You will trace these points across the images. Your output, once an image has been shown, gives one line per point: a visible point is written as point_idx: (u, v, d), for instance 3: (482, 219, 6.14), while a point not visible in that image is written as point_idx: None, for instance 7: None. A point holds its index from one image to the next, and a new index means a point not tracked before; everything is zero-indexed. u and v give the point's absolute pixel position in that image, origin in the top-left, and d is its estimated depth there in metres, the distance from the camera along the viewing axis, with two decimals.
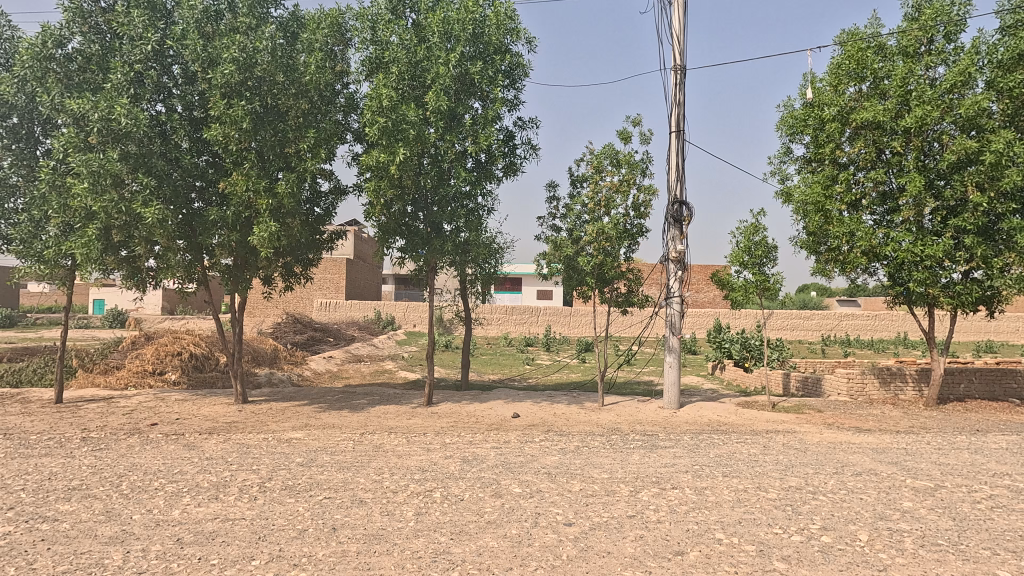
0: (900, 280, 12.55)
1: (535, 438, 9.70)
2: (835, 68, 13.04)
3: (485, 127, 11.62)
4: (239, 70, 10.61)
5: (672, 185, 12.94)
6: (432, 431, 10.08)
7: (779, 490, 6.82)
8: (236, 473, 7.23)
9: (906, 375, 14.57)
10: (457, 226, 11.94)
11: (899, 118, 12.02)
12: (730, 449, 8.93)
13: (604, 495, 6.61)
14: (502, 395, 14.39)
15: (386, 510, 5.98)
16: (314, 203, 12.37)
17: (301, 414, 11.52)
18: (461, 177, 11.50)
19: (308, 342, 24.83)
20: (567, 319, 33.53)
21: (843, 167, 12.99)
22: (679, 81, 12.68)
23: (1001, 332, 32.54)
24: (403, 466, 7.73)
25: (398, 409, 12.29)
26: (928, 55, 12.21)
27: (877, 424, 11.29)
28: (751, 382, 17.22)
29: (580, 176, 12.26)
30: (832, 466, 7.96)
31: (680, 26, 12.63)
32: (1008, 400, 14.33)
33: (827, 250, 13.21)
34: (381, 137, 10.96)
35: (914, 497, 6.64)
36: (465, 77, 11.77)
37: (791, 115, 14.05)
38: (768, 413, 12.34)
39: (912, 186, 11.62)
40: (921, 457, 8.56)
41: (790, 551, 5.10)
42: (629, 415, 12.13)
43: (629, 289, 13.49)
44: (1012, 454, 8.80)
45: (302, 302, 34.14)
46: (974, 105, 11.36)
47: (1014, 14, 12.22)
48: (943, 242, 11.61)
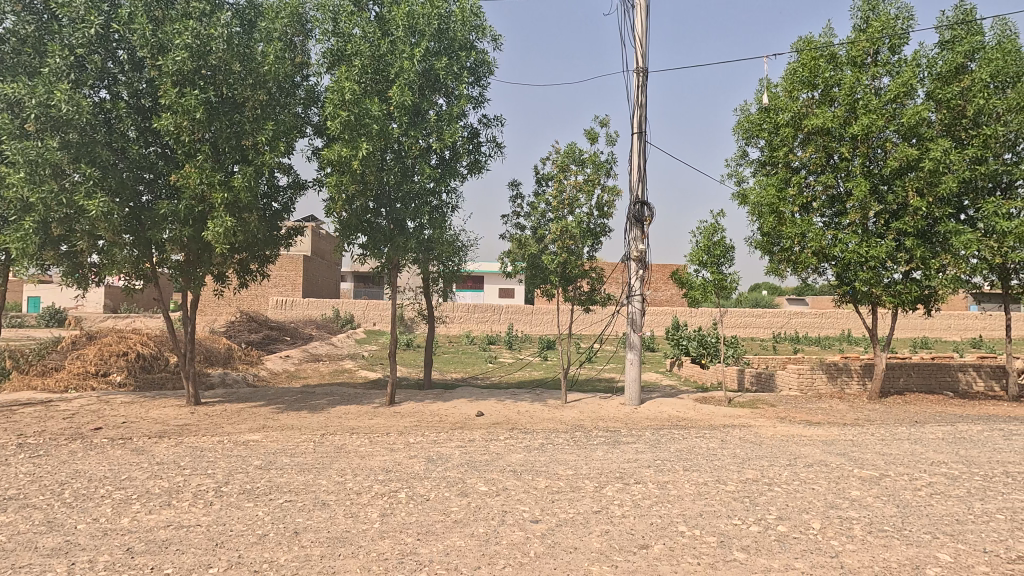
0: (848, 279, 13.17)
1: (500, 436, 9.69)
2: (789, 74, 13.56)
3: (450, 125, 11.56)
4: (192, 58, 10.17)
5: (635, 185, 13.17)
6: (395, 431, 9.94)
7: (737, 482, 7.04)
8: (189, 478, 6.93)
9: (852, 371, 15.29)
10: (421, 223, 11.83)
11: (847, 125, 12.62)
12: (690, 444, 9.18)
13: (569, 492, 6.67)
14: (465, 394, 14.18)
15: (350, 512, 5.86)
16: (271, 198, 11.97)
17: (259, 416, 11.16)
18: (425, 175, 11.37)
19: (264, 342, 24.06)
20: (529, 317, 33.67)
21: (795, 170, 13.55)
22: (642, 83, 12.91)
23: (933, 330, 34.59)
24: (367, 467, 7.59)
25: (360, 409, 12.07)
26: (874, 66, 12.82)
27: (825, 417, 11.82)
28: (708, 378, 17.68)
29: (546, 175, 12.32)
30: (786, 459, 8.27)
31: (643, 29, 12.86)
32: (942, 392, 15.29)
33: (780, 250, 13.73)
34: (344, 131, 10.69)
35: (861, 486, 6.97)
36: (431, 74, 11.66)
37: (746, 119, 14.56)
38: (725, 408, 12.73)
39: (860, 190, 12.18)
40: (866, 448, 9.01)
41: (749, 541, 5.27)
42: (592, 411, 12.27)
43: (592, 287, 13.58)
44: (949, 444, 9.39)
45: (257, 300, 33.06)
46: (915, 115, 11.99)
47: (952, 30, 13.00)
48: (886, 243, 12.27)
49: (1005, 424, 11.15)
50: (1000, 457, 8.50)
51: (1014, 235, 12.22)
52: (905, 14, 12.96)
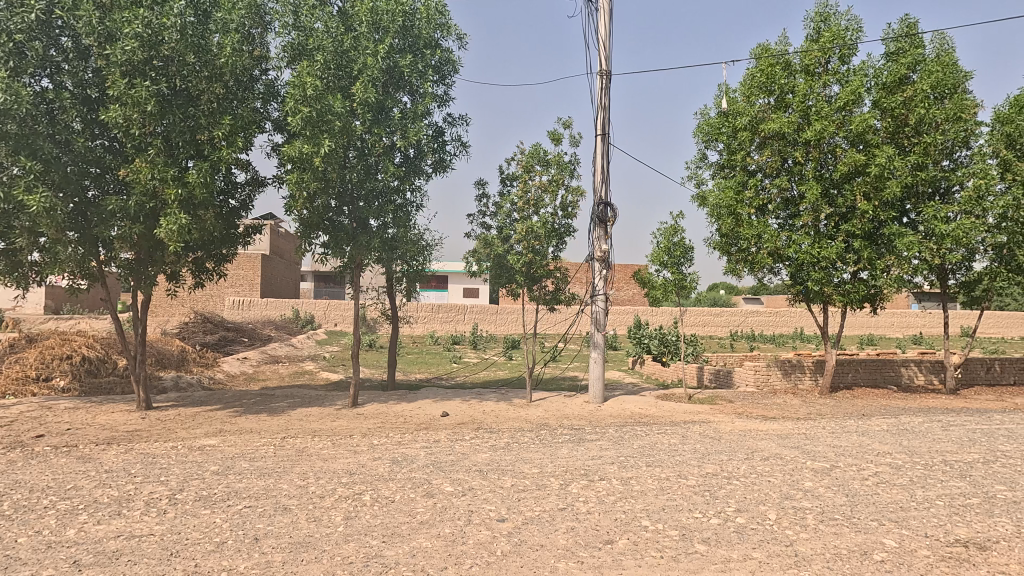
0: (801, 279, 13.71)
1: (466, 436, 9.65)
2: (747, 80, 14.01)
3: (414, 122, 11.45)
4: (143, 48, 9.77)
5: (598, 186, 13.34)
6: (358, 433, 9.78)
7: (698, 477, 7.23)
8: (141, 486, 6.64)
9: (805, 367, 15.93)
10: (384, 222, 11.70)
11: (800, 131, 13.14)
12: (652, 440, 9.37)
13: (535, 490, 6.72)
14: (430, 394, 14.10)
15: (313, 516, 5.74)
16: (228, 194, 11.59)
17: (215, 420, 10.80)
18: (389, 173, 11.23)
19: (220, 343, 23.26)
20: (493, 316, 33.63)
21: (752, 174, 14.01)
22: (605, 86, 13.09)
23: (879, 327, 36.32)
24: (329, 469, 7.45)
25: (322, 411, 11.83)
26: (825, 74, 13.35)
27: (780, 412, 12.28)
28: (669, 376, 18.14)
29: (510, 175, 12.35)
30: (743, 453, 8.53)
31: (606, 32, 13.04)
32: (886, 386, 16.09)
33: (738, 251, 14.16)
34: (305, 127, 10.45)
35: (813, 477, 7.27)
36: (395, 71, 11.52)
37: (706, 123, 14.97)
38: (685, 404, 13.06)
39: (811, 194, 12.72)
40: (818, 440, 9.40)
41: (709, 533, 5.43)
42: (557, 410, 12.39)
43: (557, 287, 13.70)
44: (893, 435, 9.89)
45: (213, 301, 31.91)
46: (862, 122, 12.56)
47: (897, 43, 13.66)
48: (836, 244, 12.84)
49: (943, 416, 11.83)
50: (938, 446, 9.02)
51: (950, 238, 12.99)
52: (854, 26, 13.56)
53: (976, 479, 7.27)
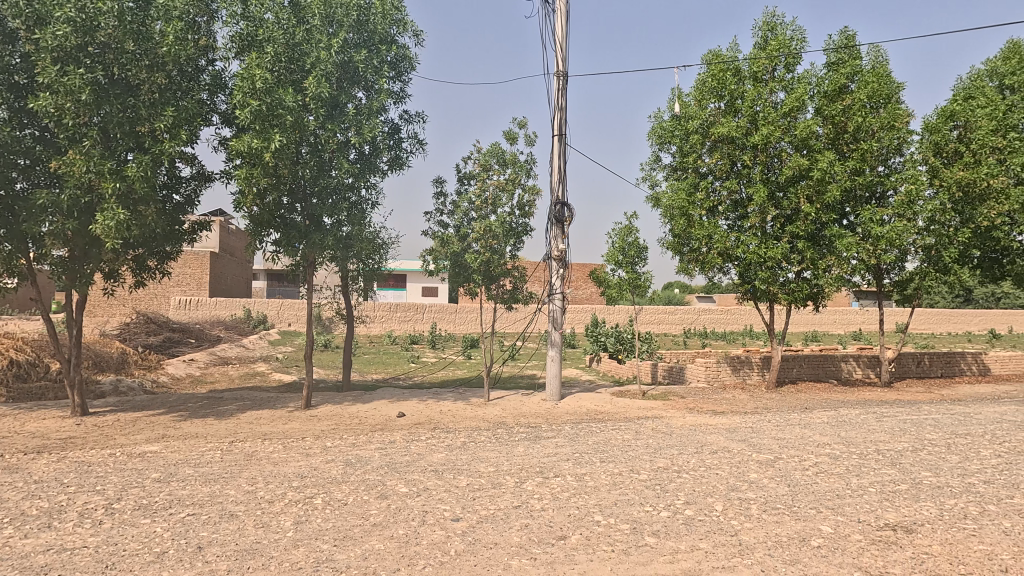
0: (749, 279, 14.26)
1: (422, 436, 9.57)
2: (699, 84, 14.42)
3: (369, 119, 11.27)
4: (77, 33, 9.31)
5: (555, 186, 13.47)
6: (311, 435, 9.56)
7: (649, 471, 7.41)
8: (75, 496, 6.29)
9: (752, 363, 16.58)
10: (338, 220, 11.47)
11: (748, 135, 13.65)
12: (607, 436, 9.55)
13: (490, 488, 6.73)
14: (386, 395, 13.94)
15: (261, 522, 5.58)
16: (172, 189, 11.12)
17: (158, 425, 10.33)
18: (343, 170, 11.01)
19: (165, 344, 22.26)
20: (453, 316, 33.45)
21: (703, 176, 14.46)
22: (562, 87, 13.22)
23: (822, 324, 38.04)
24: (280, 473, 7.25)
25: (273, 414, 11.50)
26: (771, 81, 13.88)
27: (729, 407, 12.73)
28: (624, 373, 18.73)
29: (468, 174, 12.30)
30: (693, 447, 8.79)
31: (563, 34, 13.17)
32: (827, 380, 16.94)
33: (690, 250, 14.58)
34: (254, 121, 10.12)
35: (758, 469, 7.56)
36: (349, 66, 11.29)
37: (660, 126, 15.33)
38: (639, 401, 13.37)
39: (759, 196, 13.25)
40: (763, 433, 9.79)
41: (659, 526, 5.57)
42: (514, 408, 12.46)
43: (515, 286, 13.79)
44: (833, 427, 10.40)
45: (157, 301, 30.48)
46: (806, 128, 13.14)
47: (837, 53, 14.35)
48: (781, 245, 13.43)
49: (878, 408, 12.54)
50: (873, 436, 9.54)
51: (885, 240, 13.76)
52: (798, 36, 14.15)
53: (906, 466, 7.74)
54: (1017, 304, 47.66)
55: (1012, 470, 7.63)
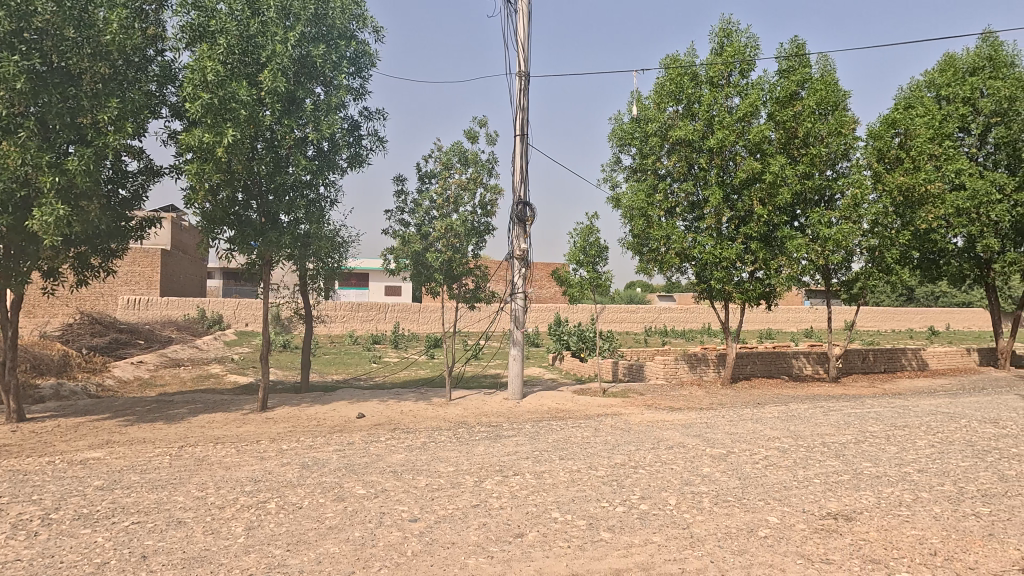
0: (705, 278, 14.66)
1: (381, 437, 9.48)
2: (658, 88, 14.73)
3: (328, 115, 11.06)
4: (11, 18, 8.81)
5: (517, 186, 13.52)
6: (266, 438, 9.32)
7: (607, 468, 7.54)
8: (8, 507, 5.96)
9: (709, 360, 17.05)
10: (296, 218, 11.21)
11: (704, 139, 14.03)
12: (566, 434, 9.66)
13: (449, 488, 6.71)
14: (346, 396, 13.70)
15: (210, 528, 5.41)
16: (118, 184, 10.66)
17: (102, 430, 9.89)
18: (301, 166, 10.76)
19: (112, 345, 21.28)
20: (416, 315, 33.19)
21: (662, 177, 14.78)
22: (524, 87, 13.28)
23: (776, 322, 39.42)
24: (232, 478, 7.05)
25: (227, 417, 11.16)
26: (727, 87, 14.27)
27: (685, 403, 13.06)
28: (586, 371, 18.95)
29: (429, 173, 12.21)
30: (650, 443, 9.00)
31: (525, 34, 13.23)
32: (779, 376, 17.57)
33: (649, 251, 14.88)
34: (205, 115, 9.80)
35: (711, 463, 7.79)
36: (307, 60, 11.05)
37: (620, 128, 15.56)
38: (600, 398, 13.57)
39: (714, 198, 13.65)
40: (717, 428, 10.10)
41: (614, 521, 5.68)
42: (476, 407, 12.45)
43: (477, 285, 13.79)
44: (782, 421, 10.81)
45: (103, 300, 29.09)
46: (759, 133, 13.58)
47: (788, 61, 14.88)
48: (735, 246, 13.86)
49: (825, 402, 13.09)
50: (820, 430, 9.97)
51: (832, 241, 14.36)
52: (752, 44, 14.60)
53: (848, 457, 8.13)
54: (954, 302, 50.52)
55: (943, 459, 8.10)
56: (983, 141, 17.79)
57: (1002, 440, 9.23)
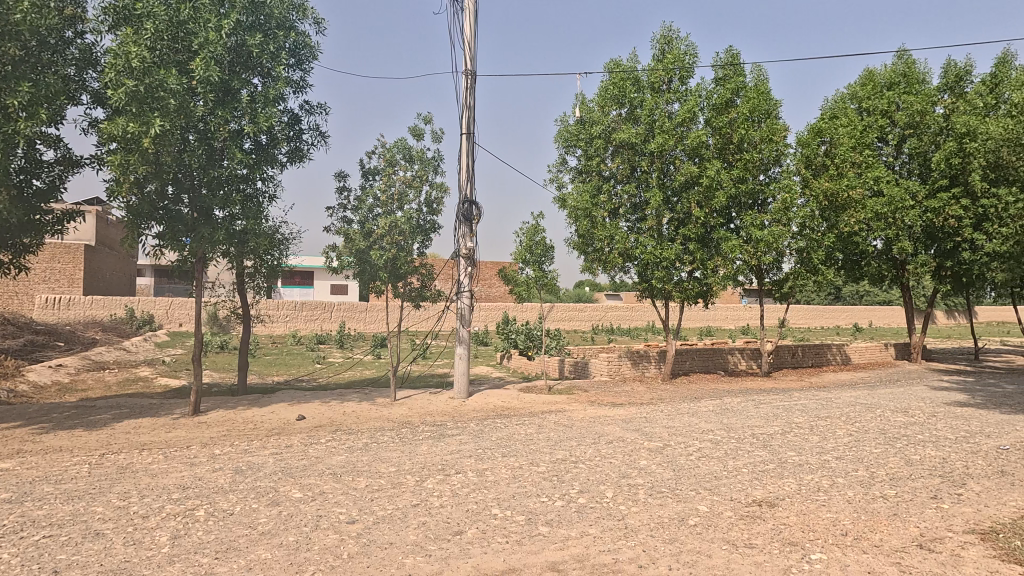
0: (647, 278, 15.12)
1: (321, 439, 9.27)
2: (602, 91, 15.06)
3: (266, 107, 10.66)
4: None
5: (463, 184, 13.50)
6: (197, 443, 8.92)
7: (548, 463, 7.68)
8: None
9: (651, 357, 17.59)
10: (231, 213, 10.76)
11: (646, 142, 14.47)
12: (510, 431, 9.75)
13: (389, 489, 6.65)
14: (286, 398, 13.28)
15: (132, 539, 5.14)
16: (31, 173, 9.92)
17: (12, 439, 9.16)
18: (236, 160, 10.32)
19: (27, 348, 19.72)
20: (362, 315, 32.55)
21: (606, 179, 15.13)
22: (470, 85, 13.27)
23: (715, 319, 41.13)
24: (159, 485, 6.71)
25: (155, 422, 10.60)
26: (667, 92, 14.73)
27: (627, 399, 13.44)
28: (533, 369, 19.17)
29: (372, 169, 12.01)
30: (591, 438, 9.21)
31: (471, 33, 13.22)
32: (715, 371, 18.34)
33: (593, 251, 15.21)
34: (130, 103, 9.27)
35: (648, 456, 8.06)
36: (242, 50, 10.62)
37: (565, 129, 15.82)
38: (545, 396, 13.76)
39: (655, 200, 14.09)
40: (655, 423, 10.45)
41: (552, 515, 5.79)
42: (421, 407, 12.34)
43: (423, 284, 13.68)
44: (717, 414, 11.31)
45: (17, 300, 26.80)
46: (696, 138, 14.12)
47: (723, 70, 15.52)
48: (674, 246, 14.37)
49: (757, 396, 13.77)
50: (750, 422, 10.50)
51: (764, 242, 15.12)
52: (691, 51, 15.15)
53: (774, 447, 8.61)
54: (875, 301, 54.28)
55: (859, 446, 8.71)
56: (899, 151, 19.13)
57: (910, 427, 10.01)
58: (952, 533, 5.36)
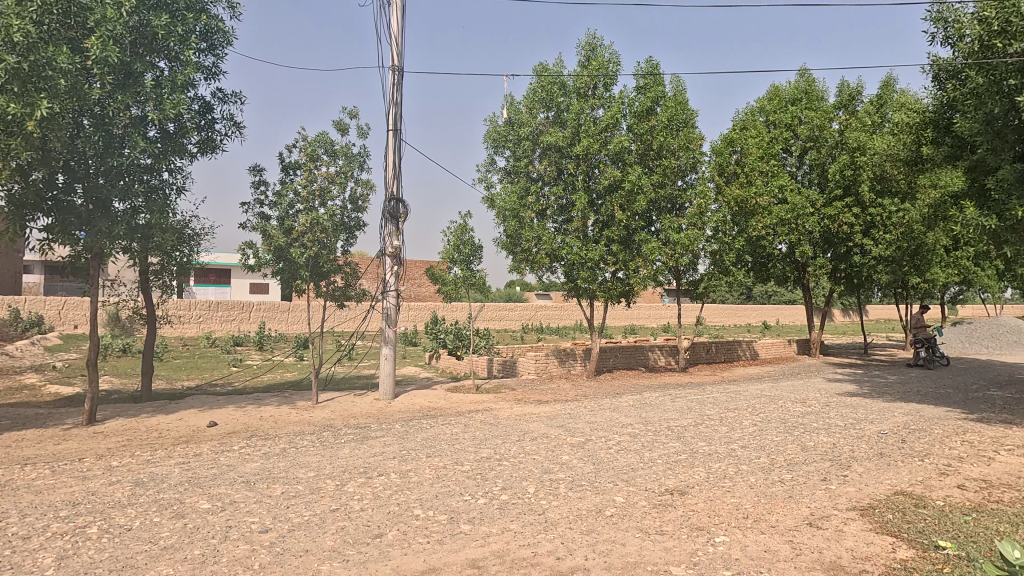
0: (573, 277, 15.49)
1: (234, 446, 8.79)
2: (530, 93, 15.30)
3: (173, 93, 9.95)
4: None
5: (390, 182, 13.26)
6: (91, 455, 8.20)
7: (472, 462, 7.71)
8: None
9: (577, 355, 18.04)
10: (133, 206, 9.97)
11: (572, 146, 14.85)
12: (435, 432, 9.70)
13: (307, 494, 6.43)
14: (196, 404, 12.46)
15: (9, 563, 4.66)
16: None
17: None
18: (138, 148, 9.55)
19: None
20: (284, 315, 31.16)
21: (534, 180, 15.38)
22: (397, 81, 13.06)
23: (638, 318, 42.86)
24: (43, 503, 6.11)
25: (41, 434, 9.62)
26: (592, 98, 15.17)
27: (553, 396, 13.73)
28: (462, 368, 19.14)
29: (293, 163, 11.54)
30: (516, 435, 9.34)
31: (398, 28, 13.00)
32: (637, 368, 19.09)
33: (521, 251, 15.41)
34: (11, 82, 8.38)
35: (570, 451, 8.28)
36: (146, 30, 9.86)
37: (494, 129, 15.94)
38: (472, 395, 13.78)
39: (580, 202, 14.48)
40: (578, 418, 10.76)
41: (475, 513, 5.83)
42: (344, 410, 11.99)
43: (347, 283, 13.28)
44: (636, 409, 11.81)
45: None
46: (619, 144, 14.65)
47: (644, 79, 16.17)
48: (599, 247, 14.83)
49: (674, 390, 14.48)
50: (666, 415, 11.04)
51: (681, 244, 15.94)
52: (614, 59, 15.69)
53: (687, 438, 9.11)
54: (781, 301, 58.60)
55: (761, 435, 9.40)
56: (801, 162, 20.70)
57: (806, 416, 10.91)
58: (836, 511, 5.92)
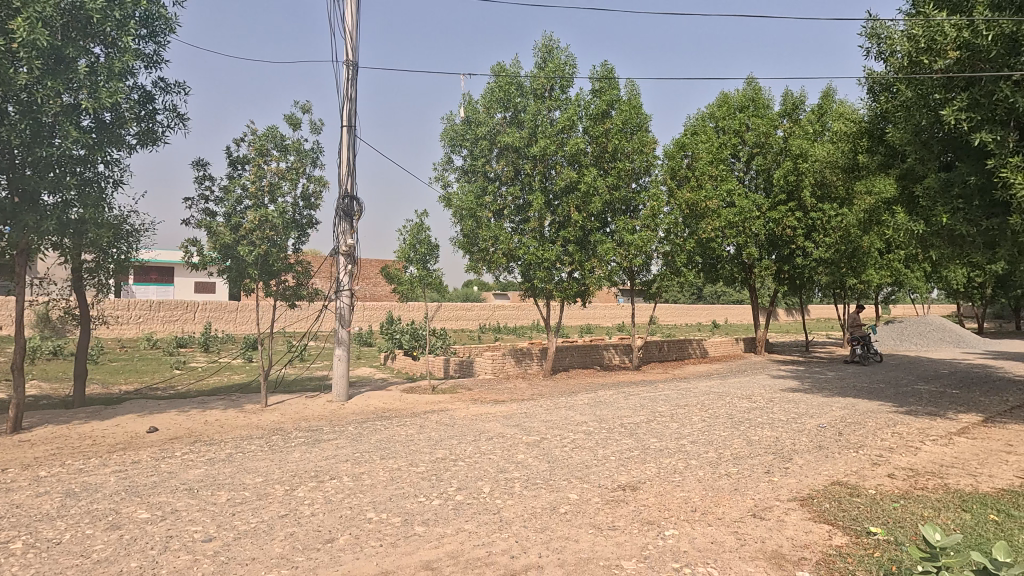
0: (529, 277, 15.58)
1: (176, 452, 8.41)
2: (488, 93, 15.30)
3: (110, 81, 9.42)
4: None
5: (344, 179, 12.98)
6: (16, 465, 7.66)
7: (427, 463, 7.64)
8: None
9: (533, 355, 18.16)
10: (64, 200, 9.39)
11: (529, 146, 14.93)
12: (390, 433, 9.56)
13: (254, 501, 6.21)
14: (135, 408, 11.84)
15: None
16: None
17: None
18: (71, 138, 9.00)
19: None
20: (231, 315, 30.02)
21: (491, 180, 15.38)
22: (351, 77, 12.79)
23: (594, 318, 43.53)
24: None
25: None
26: (549, 99, 15.30)
27: (509, 395, 13.78)
28: (418, 369, 18.94)
29: (241, 158, 11.13)
30: (472, 435, 9.32)
31: (353, 22, 12.74)
32: (592, 366, 19.40)
33: (478, 250, 15.38)
34: None
35: (525, 450, 8.33)
36: (79, 13, 9.29)
37: (451, 128, 15.86)
38: (428, 395, 13.66)
39: (537, 203, 14.58)
40: (534, 417, 10.84)
41: (429, 514, 5.79)
42: (295, 412, 11.66)
43: (298, 282, 12.92)
44: (591, 407, 11.99)
45: None
46: (575, 146, 14.84)
47: (600, 82, 16.42)
48: (555, 248, 14.97)
49: (627, 388, 14.79)
50: (620, 413, 11.26)
51: (634, 245, 16.30)
52: (571, 62, 15.87)
53: (640, 435, 9.32)
54: (730, 301, 60.76)
55: (710, 430, 9.71)
56: (748, 167, 21.49)
57: (752, 412, 11.35)
58: (778, 502, 6.18)
